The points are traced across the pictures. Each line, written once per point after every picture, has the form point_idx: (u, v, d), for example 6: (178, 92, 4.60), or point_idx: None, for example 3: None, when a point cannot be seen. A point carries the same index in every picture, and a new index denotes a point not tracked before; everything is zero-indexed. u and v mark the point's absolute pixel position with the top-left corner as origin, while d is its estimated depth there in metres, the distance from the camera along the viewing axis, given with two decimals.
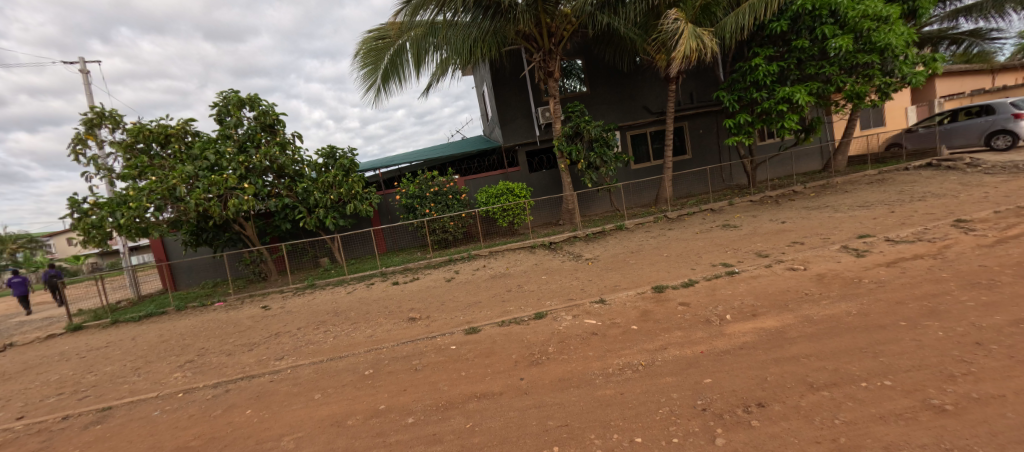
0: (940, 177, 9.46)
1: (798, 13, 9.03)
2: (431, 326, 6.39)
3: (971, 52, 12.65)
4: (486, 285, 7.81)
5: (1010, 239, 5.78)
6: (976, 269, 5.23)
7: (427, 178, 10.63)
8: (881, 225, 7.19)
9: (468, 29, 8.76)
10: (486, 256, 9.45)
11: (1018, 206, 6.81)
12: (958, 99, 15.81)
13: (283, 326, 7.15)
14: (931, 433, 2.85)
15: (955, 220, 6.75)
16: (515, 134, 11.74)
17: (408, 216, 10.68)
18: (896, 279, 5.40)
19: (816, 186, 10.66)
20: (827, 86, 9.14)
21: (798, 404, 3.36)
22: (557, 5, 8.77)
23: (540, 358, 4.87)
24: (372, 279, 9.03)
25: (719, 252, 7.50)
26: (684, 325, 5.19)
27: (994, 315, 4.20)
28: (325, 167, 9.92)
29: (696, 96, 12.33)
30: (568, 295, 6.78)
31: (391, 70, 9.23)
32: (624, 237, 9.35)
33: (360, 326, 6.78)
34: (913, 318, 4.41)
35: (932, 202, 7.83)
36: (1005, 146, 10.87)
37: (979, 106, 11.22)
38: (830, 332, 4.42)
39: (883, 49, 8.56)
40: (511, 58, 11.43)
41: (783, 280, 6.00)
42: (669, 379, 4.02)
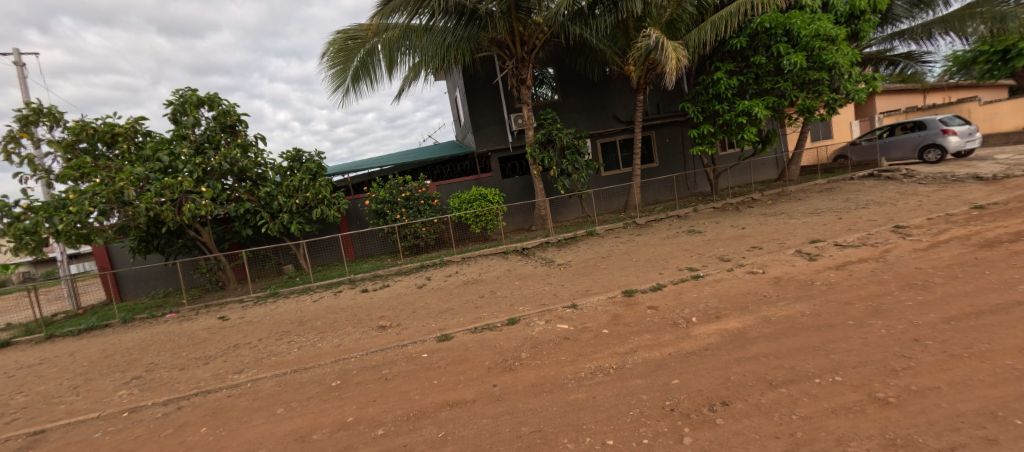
0: (881, 187, 10.25)
1: (756, 30, 9.56)
2: (402, 334, 6.27)
3: (905, 72, 13.77)
4: (458, 291, 7.75)
5: (941, 243, 6.36)
6: (912, 271, 5.72)
7: (399, 183, 10.40)
8: (830, 231, 7.71)
9: (442, 34, 8.70)
10: (459, 262, 9.34)
11: (948, 213, 7.48)
12: (895, 115, 17.21)
13: (243, 338, 6.80)
14: (877, 424, 3.06)
15: (894, 226, 7.33)
16: (488, 140, 11.73)
17: (377, 222, 10.41)
18: (844, 281, 5.80)
19: (772, 194, 11.29)
20: (781, 100, 9.67)
21: (758, 401, 3.54)
22: (529, 14, 8.81)
23: (513, 364, 4.87)
24: (339, 286, 8.72)
25: (684, 257, 7.78)
26: (653, 328, 5.36)
27: (929, 313, 4.59)
28: (290, 171, 9.53)
29: (662, 107, 12.80)
30: (540, 301, 6.84)
31: (362, 71, 8.93)
32: (595, 242, 9.50)
33: (327, 335, 6.56)
34: (860, 318, 4.75)
35: (874, 210, 8.46)
36: (936, 159, 11.91)
37: (913, 121, 12.27)
38: (786, 332, 4.68)
39: (832, 67, 9.13)
40: (484, 65, 11.51)
41: (743, 283, 6.33)
42: (639, 382, 4.12)
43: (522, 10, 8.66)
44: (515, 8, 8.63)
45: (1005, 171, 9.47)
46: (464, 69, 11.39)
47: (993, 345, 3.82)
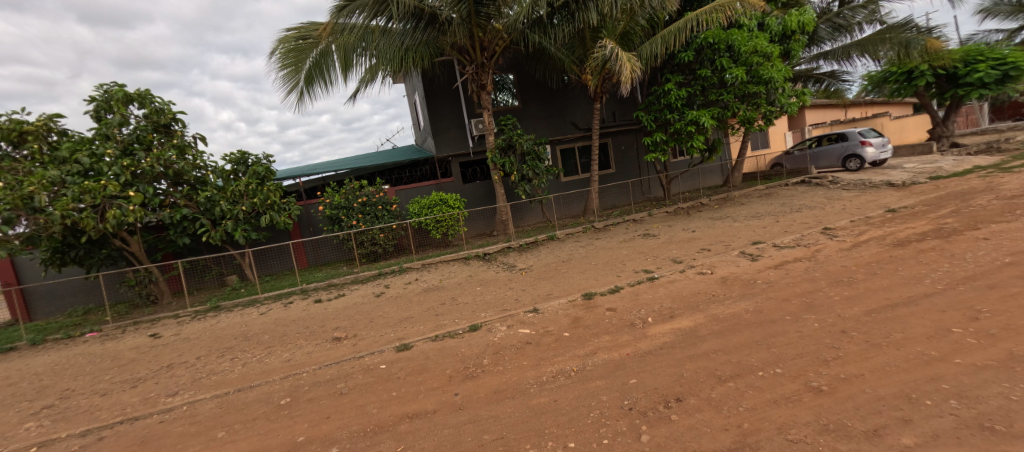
0: (811, 192, 11.21)
1: (701, 45, 10.22)
2: (358, 345, 6.01)
3: (829, 89, 15.33)
4: (418, 299, 7.56)
5: (862, 243, 7.06)
6: (840, 269, 6.30)
7: (354, 188, 9.98)
8: (769, 233, 8.33)
9: (400, 37, 8.51)
10: (419, 269, 9.11)
11: (866, 216, 8.32)
12: (822, 127, 18.98)
13: (177, 357, 6.22)
14: (812, 411, 3.33)
15: (823, 228, 8.05)
16: (448, 145, 11.60)
17: (332, 229, 9.96)
18: (782, 279, 6.28)
19: (718, 199, 12.02)
20: (724, 111, 10.33)
21: (709, 396, 3.73)
22: (488, 20, 8.78)
23: (475, 372, 4.81)
24: (290, 297, 8.21)
25: (640, 259, 8.08)
26: (612, 330, 5.50)
27: (853, 307, 5.07)
28: (234, 174, 8.90)
29: (618, 115, 13.32)
30: (502, 307, 6.81)
31: (316, 73, 8.74)
32: (555, 247, 9.64)
33: (276, 350, 6.15)
34: (796, 313, 5.16)
35: (806, 213, 9.24)
36: (856, 167, 13.08)
37: (837, 133, 13.53)
38: (732, 329, 4.98)
39: (768, 81, 9.88)
40: (443, 69, 11.41)
41: (694, 283, 6.67)
42: (599, 383, 4.21)
43: (481, 15, 8.66)
44: (474, 14, 8.59)
45: (910, 179, 10.68)
46: (423, 73, 11.24)
47: (906, 334, 4.28)
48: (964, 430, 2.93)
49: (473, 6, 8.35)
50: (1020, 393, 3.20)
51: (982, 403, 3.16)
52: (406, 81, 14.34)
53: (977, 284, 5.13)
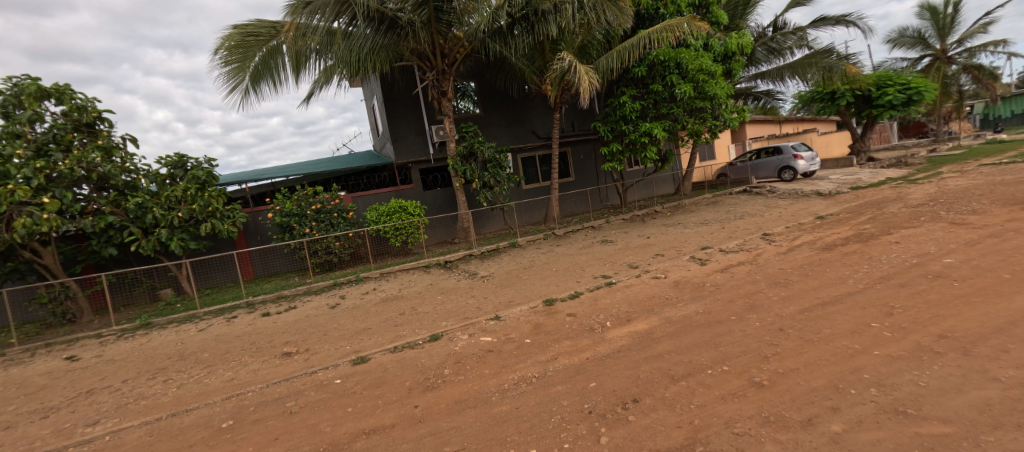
0: (752, 201, 12.07)
1: (653, 62, 10.77)
2: (311, 360, 5.73)
3: (765, 106, 16.61)
4: (376, 310, 7.34)
5: (796, 247, 7.72)
6: (778, 271, 6.85)
7: (308, 194, 9.53)
8: (715, 239, 8.89)
9: (363, 41, 8.31)
10: (377, 278, 8.83)
11: (799, 223, 9.10)
12: (761, 140, 20.53)
13: (101, 381, 5.63)
14: (755, 406, 3.60)
15: (762, 234, 8.70)
16: (408, 151, 11.39)
17: (282, 237, 9.45)
18: (728, 282, 6.73)
19: (670, 207, 12.65)
20: (675, 124, 10.92)
21: (663, 396, 3.93)
22: (450, 29, 8.81)
23: (436, 382, 4.75)
24: (234, 312, 7.66)
25: (598, 265, 8.34)
26: (572, 335, 5.64)
27: (789, 306, 5.53)
28: (170, 179, 8.25)
29: (577, 125, 13.72)
30: (463, 315, 6.76)
31: (264, 72, 8.38)
32: (517, 254, 9.72)
33: (218, 368, 5.72)
34: (740, 313, 5.55)
35: (748, 220, 9.94)
36: (790, 178, 14.27)
37: (773, 147, 14.72)
38: (683, 330, 5.27)
39: (713, 98, 10.59)
40: (403, 74, 11.25)
41: (649, 287, 6.98)
42: (560, 388, 4.31)
43: (442, 22, 8.64)
44: (435, 20, 8.58)
45: (834, 189, 11.77)
46: (382, 77, 11.02)
47: (833, 330, 4.73)
48: (882, 414, 3.27)
49: (434, 12, 8.38)
50: (926, 379, 3.61)
51: (897, 390, 3.53)
52: (365, 86, 13.98)
53: (891, 283, 5.76)
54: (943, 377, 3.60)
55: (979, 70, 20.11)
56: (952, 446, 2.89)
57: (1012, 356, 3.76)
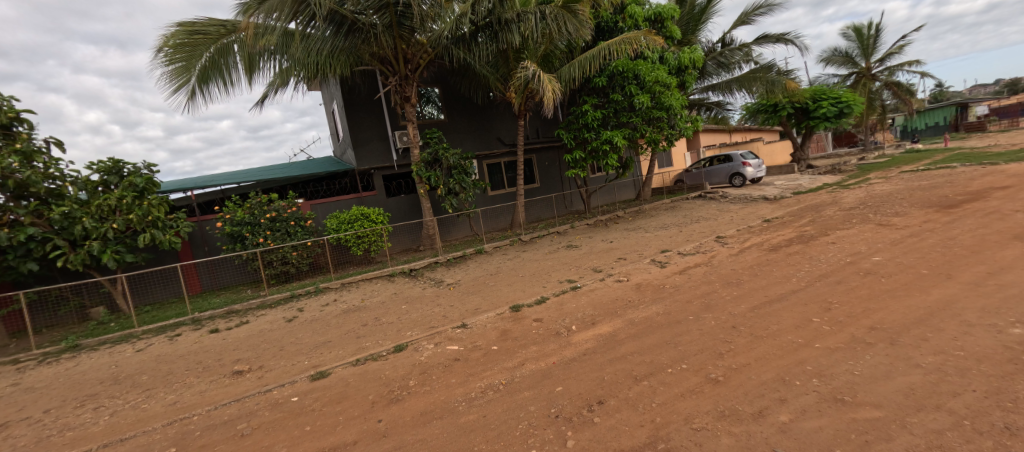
0: (706, 206, 12.69)
1: (612, 72, 11.11)
2: (264, 377, 5.39)
3: (716, 115, 17.54)
4: (337, 322, 7.03)
5: (746, 249, 8.19)
6: (731, 272, 7.23)
7: (262, 201, 9.03)
8: (674, 242, 9.28)
9: (319, 43, 8.18)
10: (338, 289, 8.49)
11: (748, 226, 9.66)
12: (713, 148, 21.69)
13: (18, 411, 5.03)
14: (712, 401, 3.77)
15: (716, 237, 9.17)
16: (370, 157, 11.05)
17: (232, 247, 8.91)
18: (686, 283, 7.03)
19: (631, 211, 13.06)
20: (634, 133, 11.30)
21: (627, 396, 4.04)
22: (412, 34, 8.85)
23: (400, 395, 4.62)
24: (177, 330, 7.08)
25: (564, 270, 8.45)
26: (538, 340, 5.67)
27: (741, 305, 5.85)
28: (103, 186, 7.57)
29: (541, 132, 13.91)
30: (429, 324, 6.63)
31: (213, 72, 7.95)
32: (483, 260, 9.67)
33: (158, 391, 5.27)
34: (697, 313, 5.81)
35: (703, 224, 10.44)
36: (740, 184, 15.15)
37: (724, 155, 15.60)
38: (645, 331, 5.45)
39: (668, 108, 11.08)
40: (364, 78, 10.96)
41: (613, 290, 7.16)
42: (527, 394, 4.32)
43: (405, 27, 8.66)
44: (397, 25, 8.57)
45: (779, 194, 12.60)
46: (342, 81, 10.70)
47: (780, 325, 5.05)
48: (824, 403, 3.52)
49: (396, 17, 8.38)
50: (860, 368, 3.93)
51: (835, 379, 3.82)
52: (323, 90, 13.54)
53: (829, 280, 6.24)
54: (875, 366, 3.93)
55: (899, 87, 22.31)
56: (883, 429, 3.15)
57: (931, 344, 4.16)
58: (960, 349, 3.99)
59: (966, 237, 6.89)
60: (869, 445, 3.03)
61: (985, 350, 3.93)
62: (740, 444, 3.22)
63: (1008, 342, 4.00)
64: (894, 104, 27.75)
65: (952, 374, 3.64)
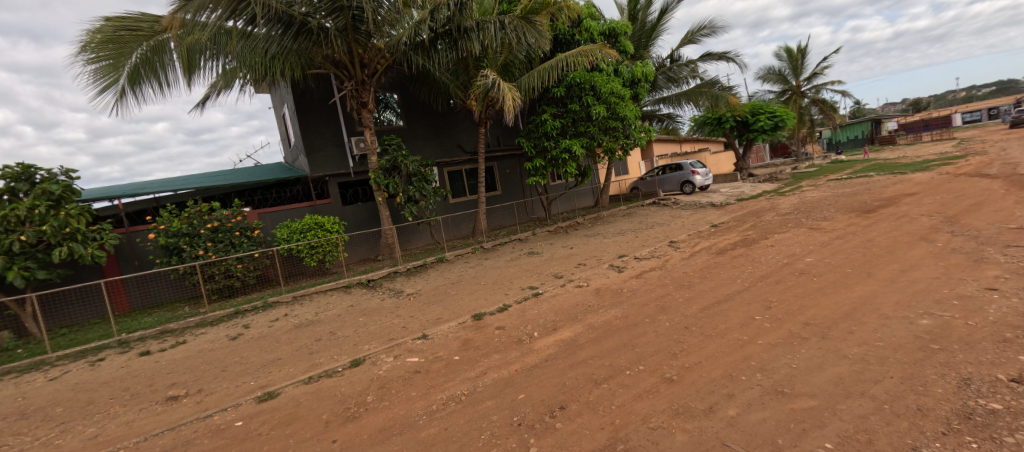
0: (660, 212, 13.24)
1: (570, 83, 11.36)
2: (205, 402, 4.94)
3: (669, 126, 18.39)
4: (288, 337, 6.63)
5: (696, 253, 8.64)
6: (684, 274, 7.59)
7: (202, 211, 8.35)
8: (630, 247, 9.60)
9: (264, 43, 7.83)
10: (289, 303, 8.00)
11: (697, 231, 10.18)
12: (665, 158, 22.76)
13: None
14: (667, 400, 3.91)
15: (669, 242, 9.59)
16: (324, 164, 10.63)
17: (167, 261, 8.16)
18: (642, 287, 7.29)
19: (591, 218, 13.37)
20: (592, 142, 11.60)
21: (588, 400, 4.10)
22: (369, 38, 8.62)
23: (357, 412, 4.40)
24: (99, 354, 6.34)
25: (526, 277, 8.48)
26: (501, 348, 5.63)
27: (693, 306, 6.15)
28: (10, 195, 6.73)
29: (502, 140, 14.00)
30: (388, 336, 6.39)
31: (147, 72, 7.33)
32: (444, 269, 9.49)
33: (76, 423, 4.69)
34: (653, 315, 6.04)
35: (657, 230, 10.88)
36: (690, 191, 15.98)
37: (675, 164, 16.42)
38: (605, 335, 5.57)
39: (624, 118, 11.47)
40: (317, 82, 10.54)
41: (574, 296, 7.27)
42: (489, 403, 4.27)
43: (360, 31, 8.43)
44: (353, 29, 8.35)
45: (724, 201, 13.40)
46: (293, 85, 10.23)
47: (727, 324, 5.36)
48: (766, 396, 3.74)
49: (351, 20, 8.15)
50: (797, 361, 4.23)
51: (776, 373, 4.09)
52: (272, 94, 12.88)
53: (770, 280, 6.71)
54: (810, 358, 4.25)
55: (824, 104, 24.54)
56: (818, 417, 3.39)
57: (856, 336, 4.56)
58: (880, 340, 4.39)
59: (883, 238, 7.66)
60: (807, 432, 3.26)
61: (900, 340, 4.34)
62: (693, 440, 3.35)
63: (918, 331, 4.45)
64: (821, 119, 30.45)
65: (873, 363, 4.00)
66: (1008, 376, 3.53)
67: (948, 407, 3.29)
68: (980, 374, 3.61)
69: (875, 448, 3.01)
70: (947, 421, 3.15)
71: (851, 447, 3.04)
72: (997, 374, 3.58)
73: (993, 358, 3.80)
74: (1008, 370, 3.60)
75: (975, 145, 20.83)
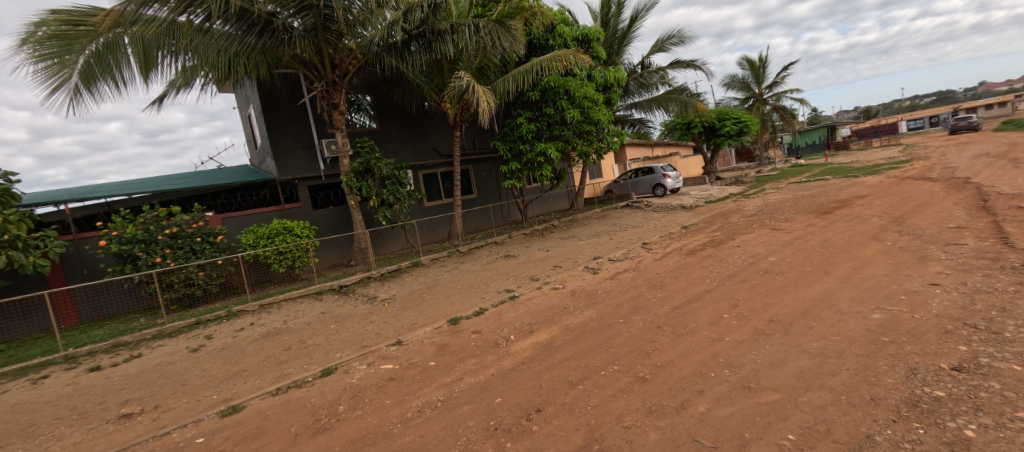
0: (633, 214, 13.50)
1: (545, 87, 11.45)
2: (163, 419, 4.64)
3: (641, 131, 18.81)
4: (255, 347, 6.34)
5: (668, 254, 8.86)
6: (656, 275, 7.76)
7: (159, 215, 7.87)
8: (605, 249, 9.74)
9: (225, 40, 7.54)
10: (255, 311, 7.66)
11: (668, 233, 10.44)
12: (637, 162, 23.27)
13: None
14: (640, 399, 3.98)
15: (642, 244, 9.79)
16: (294, 166, 10.26)
17: (120, 269, 7.65)
18: (617, 288, 7.41)
19: (566, 221, 13.49)
20: (567, 145, 11.72)
21: (564, 401, 4.11)
22: (340, 38, 8.39)
23: (328, 422, 4.25)
24: (43, 371, 5.86)
25: (503, 280, 8.45)
26: (477, 352, 5.58)
27: (665, 306, 6.29)
28: None
29: (477, 144, 13.97)
30: (361, 344, 6.21)
31: (99, 69, 6.84)
32: (420, 273, 9.34)
33: (16, 446, 4.31)
34: (627, 315, 6.14)
35: (631, 232, 11.10)
36: (661, 193, 16.40)
37: (647, 167, 16.82)
38: (580, 336, 5.62)
39: (597, 122, 11.65)
40: (285, 82, 10.19)
41: (550, 298, 7.30)
42: (466, 408, 4.21)
43: (331, 31, 8.20)
44: (322, 28, 8.10)
45: (694, 203, 13.81)
46: (259, 84, 9.85)
47: (697, 323, 5.51)
48: (734, 391, 3.87)
49: (320, 19, 7.91)
50: (762, 356, 4.40)
51: (743, 369, 4.23)
52: (237, 93, 12.36)
53: (736, 279, 6.95)
54: (773, 354, 4.42)
55: (784, 111, 25.74)
56: (781, 409, 3.53)
57: (815, 331, 4.79)
58: (836, 334, 4.62)
59: (839, 238, 8.09)
60: (771, 425, 3.38)
61: (854, 334, 4.58)
62: (666, 437, 3.41)
63: (871, 325, 4.71)
64: (782, 125, 31.95)
65: (831, 356, 4.20)
66: (949, 365, 3.77)
67: (897, 396, 3.49)
68: (925, 364, 3.85)
69: (833, 437, 3.15)
70: (897, 409, 3.33)
71: (811, 437, 3.17)
72: (940, 363, 3.82)
73: (936, 349, 4.05)
74: (949, 359, 3.85)
75: (918, 151, 22.32)
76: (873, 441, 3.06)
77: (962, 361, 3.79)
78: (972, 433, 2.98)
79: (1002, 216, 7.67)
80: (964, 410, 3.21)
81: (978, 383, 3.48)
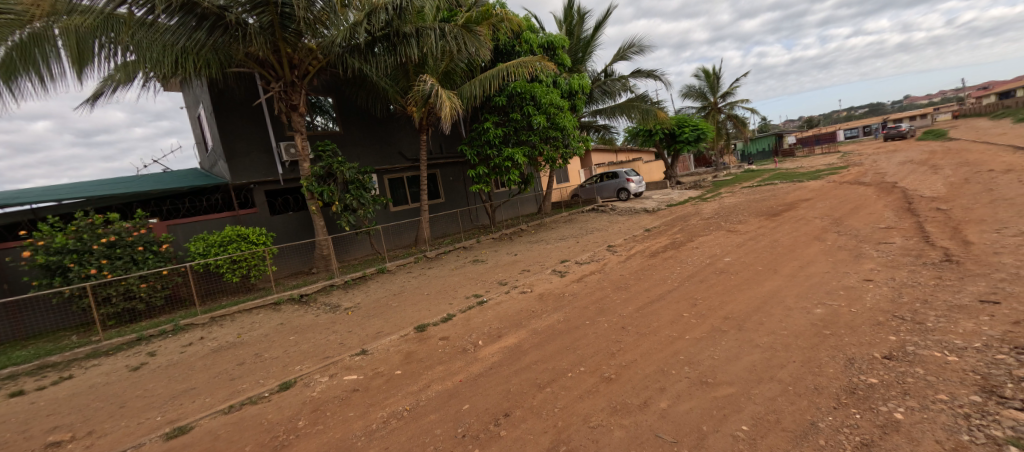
0: (598, 218, 13.81)
1: (511, 93, 11.52)
2: (101, 445, 4.29)
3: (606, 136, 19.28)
4: (207, 363, 6.00)
5: (631, 256, 9.14)
6: (620, 277, 7.99)
7: (94, 223, 7.30)
8: (571, 252, 9.91)
9: (171, 35, 7.22)
10: (205, 325, 7.26)
11: (630, 236, 10.76)
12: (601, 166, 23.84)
13: None
14: (606, 398, 4.09)
15: (606, 247, 10.05)
16: (250, 170, 9.80)
17: (47, 283, 7.00)
18: (583, 290, 7.57)
19: (533, 225, 13.61)
20: (533, 151, 11.85)
21: (532, 404, 4.16)
22: (299, 38, 8.17)
23: (288, 438, 4.10)
24: None
25: (471, 285, 8.44)
26: (445, 359, 5.54)
27: (629, 307, 6.49)
28: None
29: (444, 148, 13.87)
30: (323, 355, 6.01)
31: (22, 63, 6.29)
32: (386, 280, 9.15)
33: None
34: (593, 317, 6.29)
35: (595, 235, 11.35)
36: (626, 197, 16.86)
37: (611, 172, 17.27)
38: (547, 339, 5.70)
39: (563, 129, 11.84)
40: (240, 82, 9.77)
41: (518, 302, 7.36)
42: (433, 416, 4.18)
43: (290, 30, 7.97)
44: (280, 26, 7.85)
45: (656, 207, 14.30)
46: (211, 83, 9.39)
47: (659, 322, 5.72)
48: (693, 387, 4.05)
49: (277, 17, 7.66)
50: (718, 353, 4.64)
51: (701, 365, 4.44)
52: (186, 93, 11.70)
53: (695, 280, 7.27)
54: (728, 350, 4.66)
55: (736, 119, 27.16)
56: (736, 402, 3.74)
57: (765, 326, 5.09)
58: (784, 329, 4.94)
59: (786, 239, 8.63)
60: (727, 417, 3.57)
61: (800, 328, 4.91)
62: (630, 435, 3.53)
63: (814, 320, 5.06)
64: (735, 133, 33.72)
65: (780, 350, 4.49)
66: (881, 354, 4.11)
67: (837, 384, 3.78)
68: (861, 354, 4.18)
69: (782, 426, 3.37)
70: (837, 396, 3.61)
71: (763, 427, 3.38)
72: (874, 353, 4.16)
73: (870, 339, 4.41)
74: (881, 349, 4.20)
75: (853, 158, 24.15)
76: (817, 428, 3.30)
77: (892, 350, 4.15)
78: (900, 415, 3.27)
79: (924, 217, 8.45)
80: (894, 395, 3.52)
81: (906, 369, 3.82)
